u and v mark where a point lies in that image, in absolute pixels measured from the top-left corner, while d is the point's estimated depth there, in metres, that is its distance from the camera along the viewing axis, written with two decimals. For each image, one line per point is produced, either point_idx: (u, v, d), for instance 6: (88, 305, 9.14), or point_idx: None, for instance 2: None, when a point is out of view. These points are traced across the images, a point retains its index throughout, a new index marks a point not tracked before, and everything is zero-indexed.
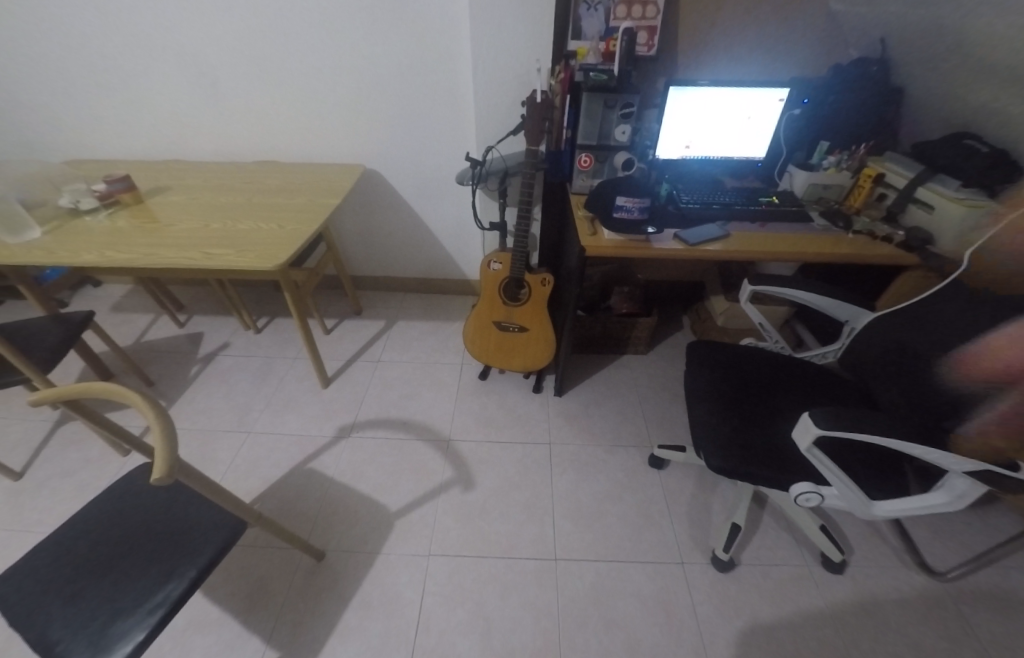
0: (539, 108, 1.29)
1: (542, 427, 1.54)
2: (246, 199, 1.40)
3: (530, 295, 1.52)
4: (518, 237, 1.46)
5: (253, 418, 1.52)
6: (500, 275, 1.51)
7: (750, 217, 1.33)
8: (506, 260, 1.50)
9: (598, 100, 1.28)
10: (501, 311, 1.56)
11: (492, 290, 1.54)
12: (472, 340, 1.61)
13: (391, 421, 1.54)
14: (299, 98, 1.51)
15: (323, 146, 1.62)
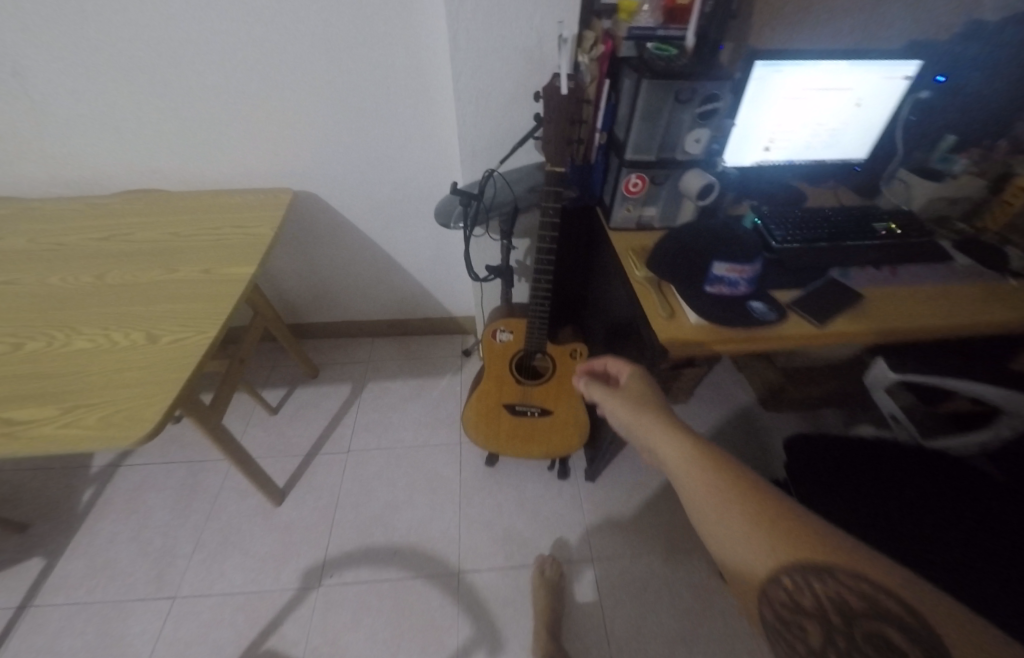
0: (567, 99, 0.82)
1: (578, 537, 1.19)
2: (93, 276, 0.85)
3: (556, 369, 1.11)
4: (537, 297, 1.03)
5: (176, 573, 1.05)
6: (511, 348, 1.09)
7: (869, 263, 0.95)
8: (519, 328, 1.06)
9: (665, 90, 0.83)
10: (515, 391, 1.14)
11: (500, 366, 1.11)
12: (475, 426, 1.18)
13: (377, 552, 1.12)
14: (167, 87, 0.94)
15: (227, 161, 1.07)
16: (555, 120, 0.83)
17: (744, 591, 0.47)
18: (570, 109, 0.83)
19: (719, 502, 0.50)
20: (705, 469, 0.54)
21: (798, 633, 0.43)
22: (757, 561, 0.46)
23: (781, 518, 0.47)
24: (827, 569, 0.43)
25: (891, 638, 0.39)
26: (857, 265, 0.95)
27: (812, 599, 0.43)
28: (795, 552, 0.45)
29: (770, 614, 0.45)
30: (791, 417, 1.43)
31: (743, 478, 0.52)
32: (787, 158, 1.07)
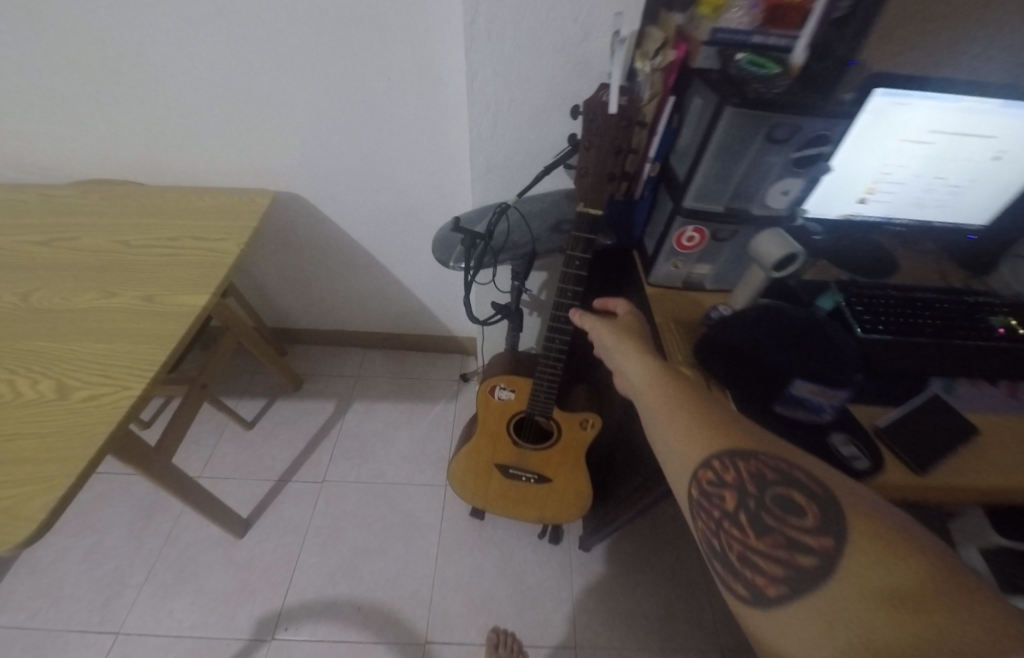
0: (614, 122, 0.61)
1: (565, 620, 1.05)
2: (18, 297, 0.71)
3: (560, 437, 0.94)
4: (547, 358, 0.85)
5: (124, 605, 0.97)
6: (512, 407, 0.92)
7: (984, 376, 0.72)
8: (522, 388, 0.90)
9: (756, 125, 0.60)
10: (510, 453, 0.97)
11: (496, 425, 0.95)
12: (461, 482, 1.03)
13: (339, 607, 1.02)
14: (129, 62, 0.80)
15: (201, 148, 0.92)
16: (596, 148, 0.63)
17: (682, 473, 0.48)
18: (617, 136, 0.62)
19: (666, 403, 0.52)
20: (664, 382, 0.55)
21: (718, 504, 0.43)
22: (696, 453, 0.47)
23: (717, 419, 0.49)
24: (753, 452, 0.44)
25: (798, 506, 0.40)
26: (966, 376, 0.72)
27: (735, 476, 0.43)
28: (729, 438, 0.46)
29: (698, 490, 0.45)
30: None
31: (686, 386, 0.54)
32: (884, 213, 0.82)
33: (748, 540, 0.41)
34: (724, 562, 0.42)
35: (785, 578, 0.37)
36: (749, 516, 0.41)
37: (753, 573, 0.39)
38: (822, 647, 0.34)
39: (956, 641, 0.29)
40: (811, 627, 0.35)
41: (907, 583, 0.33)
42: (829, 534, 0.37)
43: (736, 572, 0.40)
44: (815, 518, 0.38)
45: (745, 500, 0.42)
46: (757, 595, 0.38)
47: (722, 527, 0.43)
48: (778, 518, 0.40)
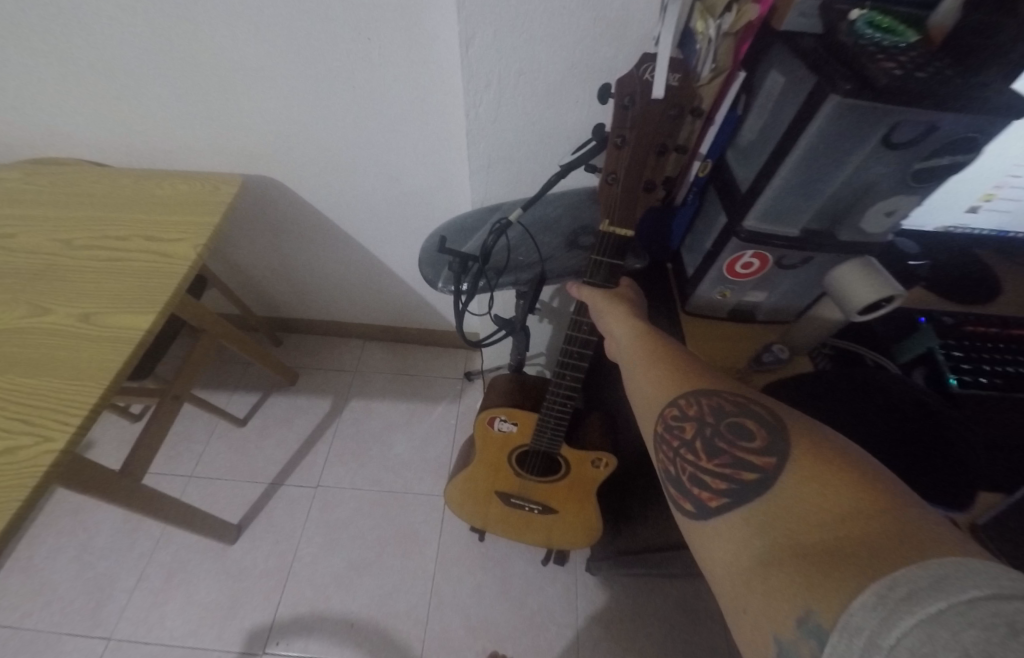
0: (658, 111, 0.43)
1: (569, 647, 0.98)
2: None
3: (568, 474, 0.83)
4: (555, 393, 0.73)
5: (114, 611, 0.95)
6: (514, 439, 0.82)
7: None
8: (526, 422, 0.79)
9: (871, 122, 0.41)
10: (511, 483, 0.87)
11: (495, 454, 0.85)
12: (459, 504, 0.95)
13: (331, 622, 0.98)
14: (56, 22, 0.64)
15: (161, 137, 0.80)
16: (629, 146, 0.45)
17: (644, 414, 0.45)
18: (660, 131, 0.44)
19: (636, 344, 0.49)
20: (641, 326, 0.51)
21: (675, 434, 0.41)
22: (660, 391, 0.44)
23: (681, 358, 0.46)
24: (714, 389, 0.42)
25: (749, 430, 0.37)
26: None
27: (696, 408, 0.41)
28: (692, 376, 0.44)
29: (657, 423, 0.43)
30: None
31: (658, 332, 0.50)
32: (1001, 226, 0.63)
33: (700, 462, 0.38)
34: (674, 485, 0.39)
35: (728, 494, 0.35)
36: (704, 441, 0.39)
37: (699, 490, 0.37)
38: (753, 551, 0.32)
39: (886, 539, 0.27)
40: (748, 536, 0.33)
41: (848, 493, 0.30)
42: (775, 452, 0.35)
43: (683, 491, 0.38)
44: (764, 440, 0.36)
45: (699, 428, 0.39)
46: (702, 512, 0.36)
47: (676, 454, 0.40)
48: (728, 442, 0.38)
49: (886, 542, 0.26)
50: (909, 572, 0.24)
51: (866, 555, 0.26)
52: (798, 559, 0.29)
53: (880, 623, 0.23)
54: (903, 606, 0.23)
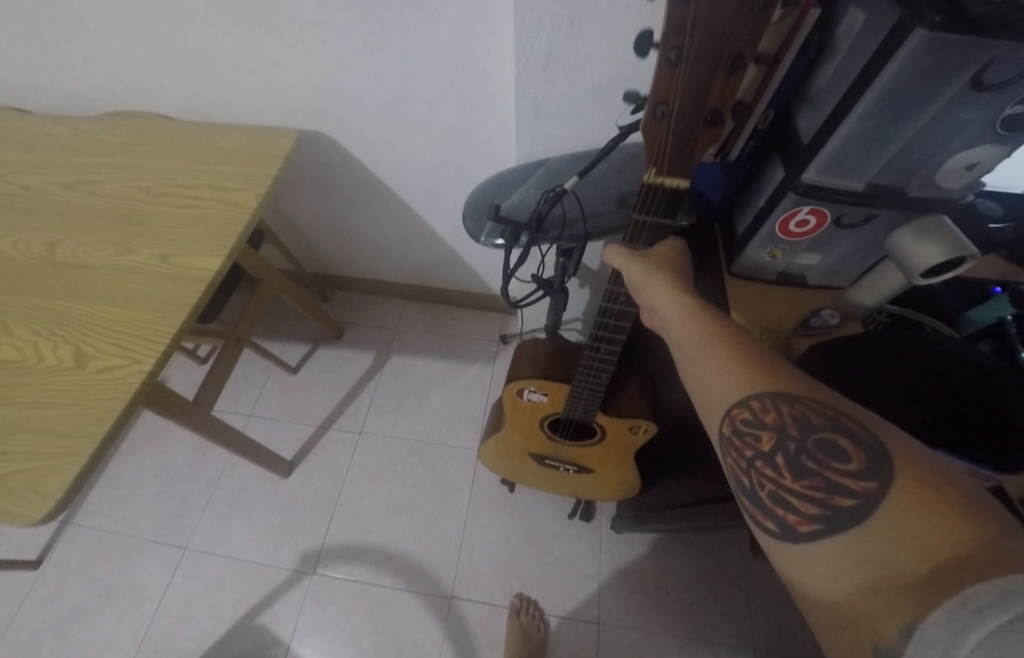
0: (732, 7, 0.35)
1: (590, 595, 1.04)
2: (46, 244, 0.69)
3: (600, 442, 0.85)
4: (586, 367, 0.73)
5: (189, 525, 1.08)
6: (545, 407, 0.84)
7: None
8: (556, 392, 0.80)
9: (958, 63, 0.37)
10: (544, 445, 0.91)
11: (526, 420, 0.88)
12: (491, 458, 0.99)
13: (372, 553, 1.07)
14: None
15: (221, 90, 0.84)
16: (688, 59, 0.38)
17: (706, 412, 0.41)
18: (734, 36, 0.36)
19: (691, 329, 0.44)
20: (698, 309, 0.45)
21: (750, 445, 0.37)
22: (727, 389, 0.39)
23: (745, 348, 0.41)
24: (795, 394, 0.37)
25: (842, 449, 0.34)
26: None
27: (776, 418, 0.36)
28: (760, 369, 0.39)
29: (726, 430, 0.39)
30: None
31: (713, 309, 0.45)
32: None
33: (782, 480, 0.35)
34: (752, 499, 0.37)
35: (819, 520, 0.32)
36: (788, 458, 0.35)
37: (784, 512, 0.34)
38: (852, 582, 0.29)
39: (993, 567, 0.24)
40: (847, 565, 0.30)
41: (955, 522, 0.27)
42: (874, 476, 0.31)
43: (764, 510, 0.36)
44: (861, 463, 0.32)
45: (780, 445, 0.36)
46: (789, 534, 0.34)
47: (753, 468, 0.37)
48: (819, 462, 0.34)
49: (996, 571, 0.24)
50: (985, 588, 0.24)
51: (963, 578, 0.25)
52: (900, 591, 0.27)
53: (958, 638, 0.23)
54: (979, 619, 0.23)
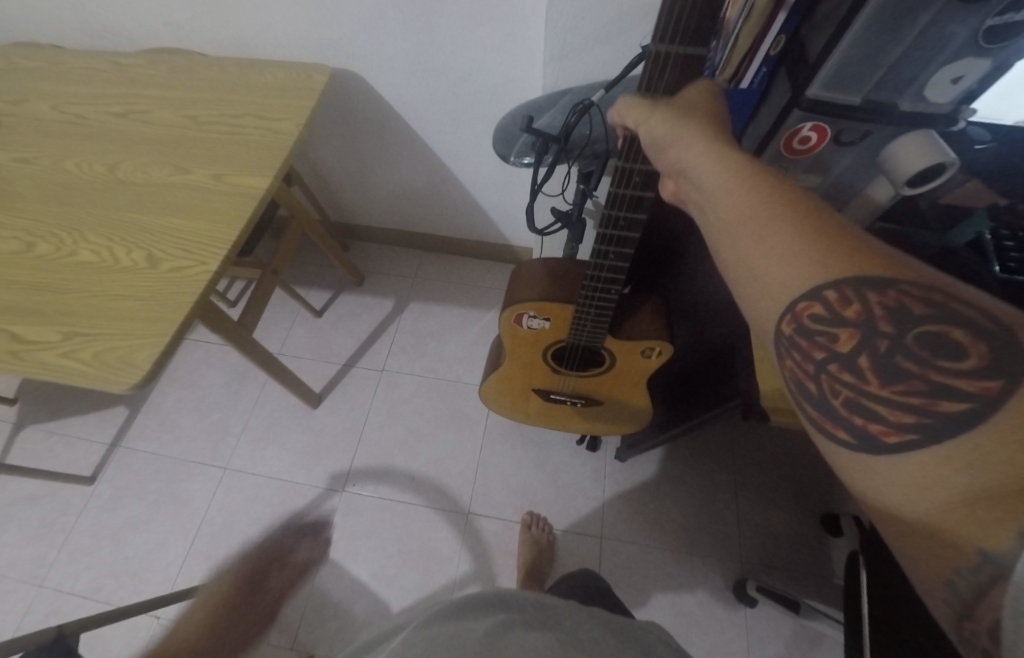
0: None
1: (595, 514, 1.14)
2: (106, 167, 0.76)
3: (616, 362, 0.92)
4: (591, 282, 0.78)
5: (226, 448, 1.18)
6: (551, 333, 0.90)
7: None
8: (558, 314, 0.86)
9: None
10: (553, 378, 0.99)
11: (532, 351, 0.95)
12: (496, 401, 1.09)
13: (395, 476, 1.16)
14: None
15: (254, 27, 0.87)
16: None
17: (757, 310, 0.35)
18: None
19: (741, 207, 0.36)
20: (746, 180, 0.36)
21: (821, 345, 0.31)
22: (787, 272, 0.32)
23: (813, 225, 0.33)
24: (888, 279, 0.29)
25: (955, 343, 0.26)
26: None
27: (861, 307, 0.29)
28: (834, 246, 0.31)
29: (787, 329, 0.32)
30: None
31: (770, 177, 0.36)
32: None
33: (864, 385, 0.28)
34: (818, 407, 0.31)
35: (914, 429, 0.26)
36: (873, 358, 0.28)
37: (864, 421, 0.28)
38: (954, 493, 0.24)
39: None
40: (945, 474, 0.24)
41: None
42: (1000, 375, 0.24)
43: (835, 418, 0.30)
44: (983, 360, 0.25)
45: (863, 344, 0.29)
46: (866, 447, 0.28)
47: (823, 372, 0.30)
48: (919, 359, 0.27)
49: None
50: None
51: None
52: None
53: None
54: None
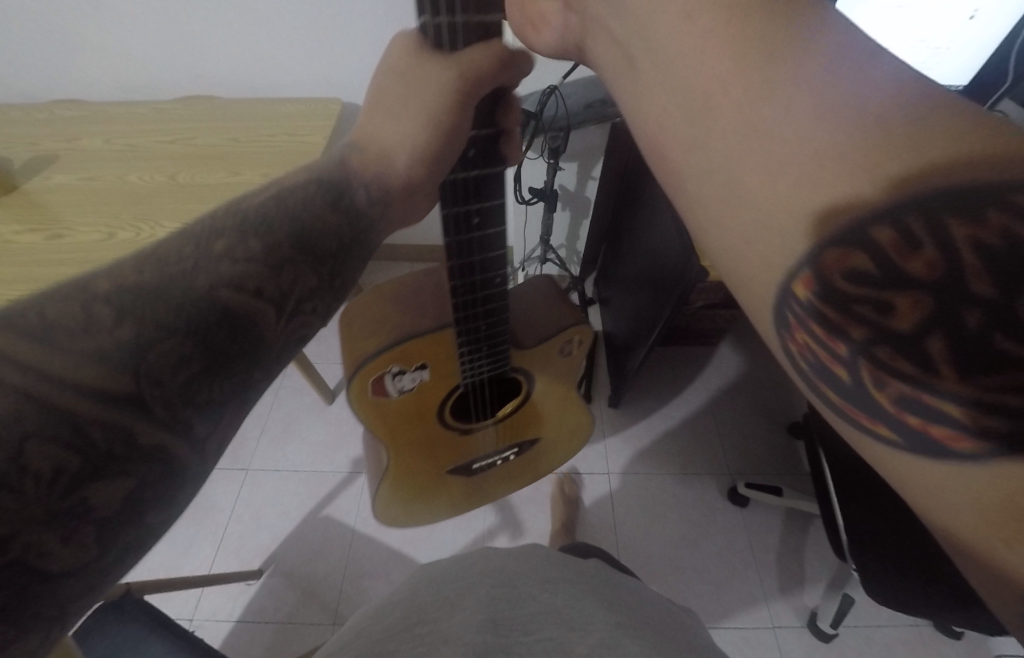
0: None
1: (598, 455, 1.31)
2: (166, 176, 0.92)
3: (534, 372, 0.91)
4: (461, 300, 0.72)
5: (248, 451, 1.25)
6: (429, 384, 0.82)
7: None
8: (426, 354, 0.78)
9: None
10: (463, 433, 0.94)
11: (420, 410, 0.86)
12: (409, 498, 1.01)
13: None
14: None
15: (279, 74, 1.11)
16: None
17: (753, 258, 0.27)
18: None
19: (733, 86, 0.26)
20: (740, 44, 0.25)
21: (868, 318, 0.23)
22: (803, 199, 0.24)
23: (868, 123, 0.22)
24: (990, 194, 0.20)
25: None
26: None
27: (930, 252, 0.21)
28: (890, 164, 0.22)
29: (810, 293, 0.25)
30: None
31: (768, 36, 0.25)
32: None
33: (930, 378, 0.22)
34: (845, 392, 0.26)
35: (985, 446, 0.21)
36: (949, 342, 0.21)
37: (922, 423, 0.23)
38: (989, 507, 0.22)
39: None
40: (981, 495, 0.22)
41: None
42: None
43: (870, 407, 0.25)
44: None
45: (938, 317, 0.21)
46: (909, 444, 0.24)
47: (866, 359, 0.24)
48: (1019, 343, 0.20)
49: None
50: None
51: None
52: None
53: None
54: None
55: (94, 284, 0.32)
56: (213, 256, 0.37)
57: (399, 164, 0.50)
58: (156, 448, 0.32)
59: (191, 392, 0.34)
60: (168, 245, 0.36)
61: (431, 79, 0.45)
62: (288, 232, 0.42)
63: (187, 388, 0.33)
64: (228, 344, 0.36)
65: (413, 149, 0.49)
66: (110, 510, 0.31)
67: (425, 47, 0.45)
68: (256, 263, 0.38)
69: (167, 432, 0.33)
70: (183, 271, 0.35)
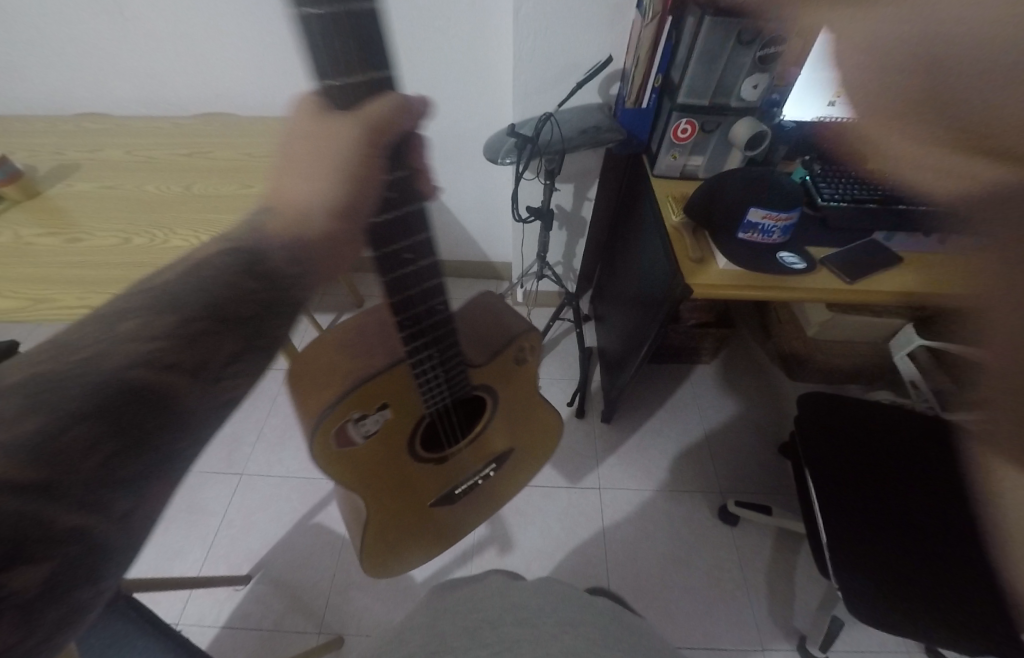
0: None
1: (589, 470, 1.32)
2: (181, 187, 0.97)
3: (500, 391, 0.83)
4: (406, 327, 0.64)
5: (244, 456, 1.26)
6: (392, 425, 0.72)
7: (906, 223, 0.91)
8: (384, 394, 0.68)
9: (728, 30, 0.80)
10: (436, 470, 0.84)
11: (386, 457, 0.75)
12: (386, 552, 0.88)
13: None
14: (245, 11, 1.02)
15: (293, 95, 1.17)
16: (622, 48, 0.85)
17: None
18: None
19: None
20: None
21: None
22: None
23: None
24: None
25: None
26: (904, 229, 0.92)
27: None
28: None
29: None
30: (811, 386, 1.47)
31: None
32: None
33: None
34: None
35: None
36: None
37: None
38: None
39: None
40: None
41: None
42: None
43: None
44: None
45: None
46: None
47: None
48: None
49: None
50: None
51: None
52: None
53: None
54: None
55: (2, 401, 0.36)
56: (120, 340, 0.42)
57: (313, 221, 0.52)
58: (74, 527, 0.35)
59: (107, 465, 0.38)
60: (76, 346, 0.42)
61: (336, 140, 0.46)
62: (205, 305, 0.47)
63: (99, 468, 0.37)
64: (137, 416, 0.40)
65: (326, 202, 0.50)
66: (31, 592, 0.33)
67: (327, 110, 0.45)
68: (164, 339, 0.44)
69: (85, 511, 0.36)
70: (95, 362, 0.40)
